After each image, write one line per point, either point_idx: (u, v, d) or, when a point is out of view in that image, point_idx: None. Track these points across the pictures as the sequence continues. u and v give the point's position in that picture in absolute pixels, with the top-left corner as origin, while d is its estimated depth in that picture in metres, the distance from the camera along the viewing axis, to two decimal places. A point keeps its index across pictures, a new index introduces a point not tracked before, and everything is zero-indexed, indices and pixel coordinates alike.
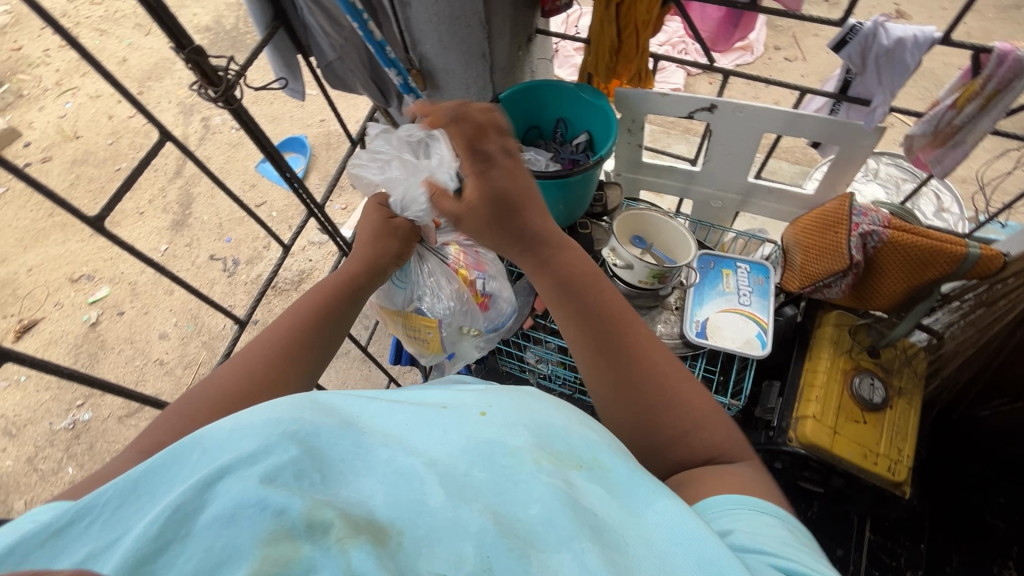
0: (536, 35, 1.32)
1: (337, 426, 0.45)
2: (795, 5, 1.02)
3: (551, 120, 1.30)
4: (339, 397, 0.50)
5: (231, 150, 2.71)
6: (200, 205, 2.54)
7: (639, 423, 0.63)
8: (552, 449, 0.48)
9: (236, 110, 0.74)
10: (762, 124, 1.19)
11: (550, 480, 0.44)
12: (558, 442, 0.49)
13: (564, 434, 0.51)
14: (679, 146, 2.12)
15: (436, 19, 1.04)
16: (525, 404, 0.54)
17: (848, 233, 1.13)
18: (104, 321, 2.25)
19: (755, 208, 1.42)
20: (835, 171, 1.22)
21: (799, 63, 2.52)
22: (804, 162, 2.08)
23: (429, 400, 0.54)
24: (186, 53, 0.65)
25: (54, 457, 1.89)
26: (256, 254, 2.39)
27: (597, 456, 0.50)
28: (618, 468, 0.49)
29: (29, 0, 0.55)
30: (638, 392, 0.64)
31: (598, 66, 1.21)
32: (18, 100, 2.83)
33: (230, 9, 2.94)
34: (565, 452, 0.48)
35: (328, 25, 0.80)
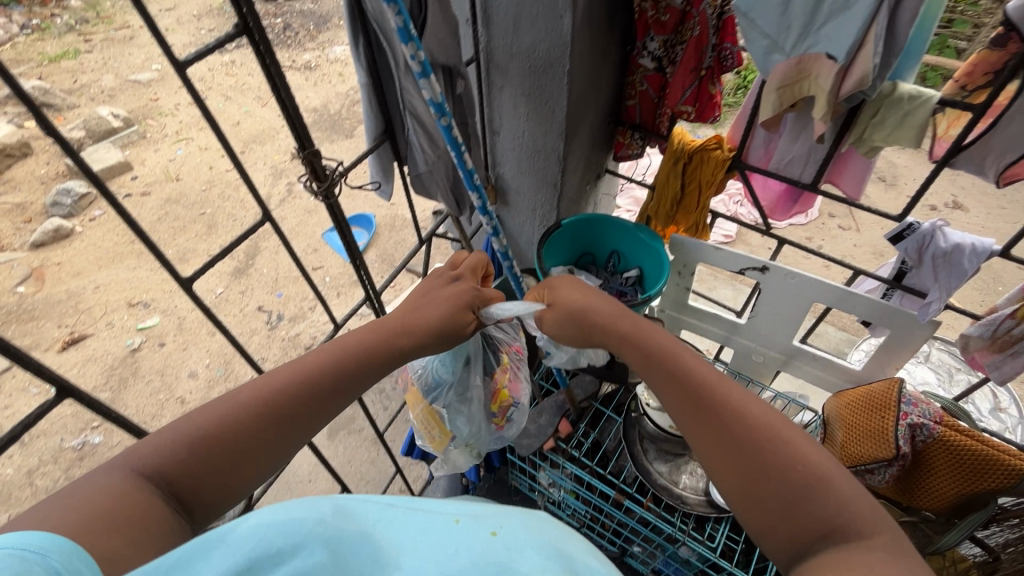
0: (605, 173, 1.42)
1: (355, 535, 0.43)
2: (855, 193, 1.07)
3: (605, 250, 1.37)
4: (358, 500, 0.48)
5: (305, 215, 2.94)
6: (263, 258, 2.71)
7: (768, 491, 0.61)
8: None
9: (331, 203, 0.83)
10: (812, 293, 1.21)
11: None
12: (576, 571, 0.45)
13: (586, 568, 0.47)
14: (725, 290, 2.16)
15: (518, 149, 1.18)
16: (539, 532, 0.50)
17: (896, 421, 1.08)
18: (144, 349, 2.35)
19: (798, 371, 1.39)
20: (885, 353, 1.20)
21: (852, 233, 2.59)
22: (851, 330, 2.06)
23: (439, 507, 0.50)
24: (305, 153, 0.75)
25: (52, 475, 1.89)
26: (300, 314, 2.50)
27: None
28: None
29: (196, 101, 0.66)
30: (765, 464, 0.62)
31: (659, 210, 1.28)
32: (140, 140, 3.23)
33: (339, 98, 3.35)
34: None
35: (426, 144, 0.90)
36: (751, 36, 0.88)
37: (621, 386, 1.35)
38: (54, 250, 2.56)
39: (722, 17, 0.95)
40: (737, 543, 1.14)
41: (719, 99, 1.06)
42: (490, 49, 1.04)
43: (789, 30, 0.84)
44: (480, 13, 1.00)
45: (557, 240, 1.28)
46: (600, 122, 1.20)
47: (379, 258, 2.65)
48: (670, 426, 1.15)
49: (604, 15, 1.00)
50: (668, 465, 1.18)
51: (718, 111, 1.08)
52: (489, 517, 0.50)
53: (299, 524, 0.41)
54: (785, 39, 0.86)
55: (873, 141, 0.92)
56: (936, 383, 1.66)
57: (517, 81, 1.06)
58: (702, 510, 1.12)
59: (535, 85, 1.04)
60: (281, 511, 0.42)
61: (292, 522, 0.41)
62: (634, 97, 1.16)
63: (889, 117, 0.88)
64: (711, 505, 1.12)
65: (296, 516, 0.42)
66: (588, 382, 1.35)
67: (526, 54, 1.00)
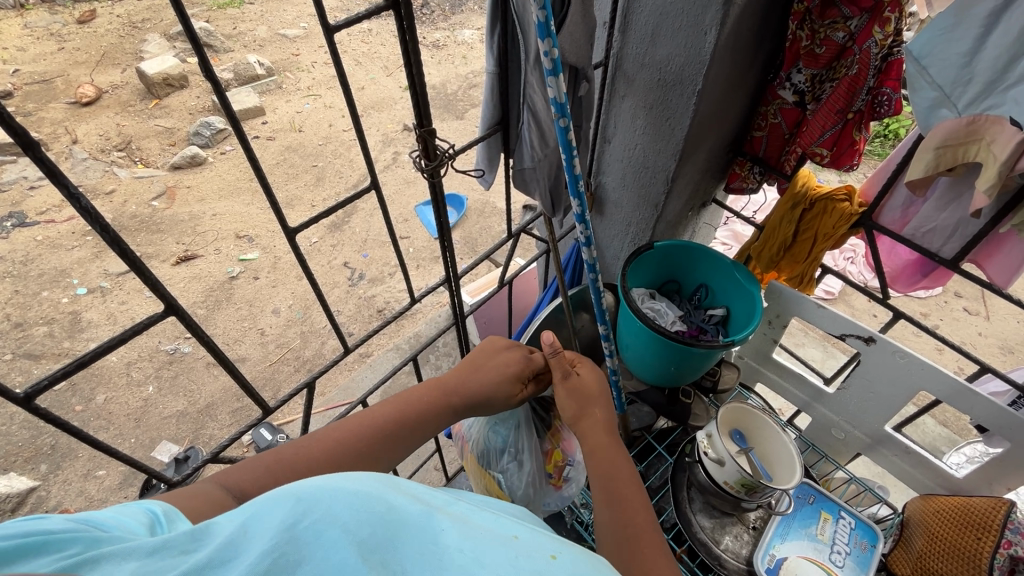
0: (711, 202, 1.33)
1: (356, 497, 0.35)
2: (1002, 280, 0.93)
3: (692, 282, 1.28)
4: (358, 483, 0.36)
5: (403, 184, 3.09)
6: (358, 218, 2.87)
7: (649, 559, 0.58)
8: None
9: (434, 182, 0.84)
10: (922, 380, 1.07)
11: None
12: None
13: None
14: (814, 351, 1.92)
15: (626, 161, 1.14)
16: (598, 561, 0.40)
17: (993, 547, 0.93)
18: (241, 279, 2.58)
19: (880, 459, 1.25)
20: (998, 467, 1.04)
21: (979, 320, 2.32)
22: (954, 428, 1.83)
23: (434, 498, 0.40)
24: (421, 131, 0.76)
25: (145, 370, 2.25)
26: (379, 277, 2.63)
27: None
28: None
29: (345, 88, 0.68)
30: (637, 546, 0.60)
31: (762, 253, 1.19)
32: (276, 90, 3.70)
33: (456, 80, 3.76)
34: None
35: (537, 141, 0.89)
36: (917, 85, 0.80)
37: (679, 426, 1.29)
38: (186, 174, 3.06)
39: (887, 59, 0.86)
40: None
41: (862, 147, 0.97)
42: (621, 55, 1.00)
43: (967, 85, 0.76)
44: (618, 18, 0.97)
45: (647, 260, 1.22)
46: (718, 149, 1.13)
47: (462, 239, 2.65)
48: (725, 483, 1.05)
49: (752, 37, 0.94)
50: (712, 520, 1.12)
51: (858, 159, 0.98)
52: (549, 539, 0.40)
53: (373, 503, 0.35)
54: (961, 95, 0.77)
55: None
56: None
57: (641, 92, 1.02)
58: None
59: (660, 99, 0.99)
60: (377, 482, 0.37)
61: (341, 499, 0.34)
62: (763, 129, 1.08)
63: None
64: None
65: (341, 489, 0.35)
66: (645, 413, 1.30)
67: (658, 66, 0.96)
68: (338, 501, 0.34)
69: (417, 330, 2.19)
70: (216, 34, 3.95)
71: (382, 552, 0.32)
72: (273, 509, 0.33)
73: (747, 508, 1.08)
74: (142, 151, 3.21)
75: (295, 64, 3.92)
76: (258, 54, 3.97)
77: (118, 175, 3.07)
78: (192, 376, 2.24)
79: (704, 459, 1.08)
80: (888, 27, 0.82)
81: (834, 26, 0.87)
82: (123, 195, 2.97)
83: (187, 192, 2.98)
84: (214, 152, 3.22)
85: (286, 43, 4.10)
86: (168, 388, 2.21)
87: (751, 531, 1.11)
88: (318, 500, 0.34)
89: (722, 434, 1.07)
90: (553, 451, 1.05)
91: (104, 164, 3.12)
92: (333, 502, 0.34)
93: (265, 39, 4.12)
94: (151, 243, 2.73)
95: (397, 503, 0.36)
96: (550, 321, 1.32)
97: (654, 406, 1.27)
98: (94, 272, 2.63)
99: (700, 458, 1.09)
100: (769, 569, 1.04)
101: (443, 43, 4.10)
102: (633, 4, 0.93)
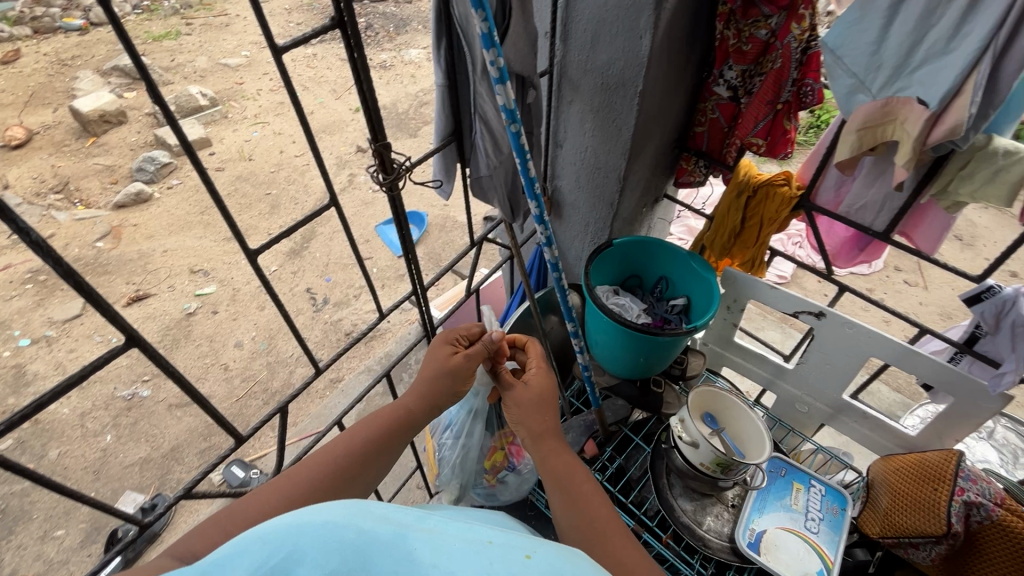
0: (663, 198, 1.39)
1: (323, 529, 0.35)
2: (929, 246, 1.01)
3: (653, 275, 1.33)
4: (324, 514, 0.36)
5: (361, 206, 3.07)
6: (318, 242, 2.82)
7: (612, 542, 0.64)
8: None
9: (393, 196, 0.85)
10: (871, 347, 1.14)
11: None
12: None
13: None
14: (773, 333, 2.00)
15: (579, 164, 1.18)
16: (577, 555, 0.41)
17: (949, 495, 1.00)
18: (199, 314, 2.50)
19: (843, 427, 1.31)
20: (945, 421, 1.12)
21: (919, 290, 2.48)
22: (906, 393, 1.94)
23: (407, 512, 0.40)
24: (376, 145, 0.77)
25: (101, 420, 2.14)
26: (345, 300, 2.59)
27: None
28: None
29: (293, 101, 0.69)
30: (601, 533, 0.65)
31: (713, 241, 1.25)
32: (221, 119, 3.62)
33: (406, 99, 3.77)
34: None
35: (491, 148, 0.92)
36: (835, 73, 0.87)
37: (653, 415, 1.32)
38: (132, 212, 2.95)
39: (807, 52, 0.94)
40: None
41: (793, 135, 1.04)
42: (564, 62, 1.04)
43: (878, 71, 0.83)
44: (559, 27, 1.01)
45: (607, 258, 1.26)
46: (664, 146, 1.18)
47: (426, 256, 2.65)
48: (701, 464, 1.09)
49: (683, 40, 0.99)
50: (692, 503, 1.15)
51: (791, 147, 1.05)
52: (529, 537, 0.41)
53: (342, 532, 0.35)
54: (873, 79, 0.84)
55: (958, 195, 0.88)
56: (998, 464, 1.39)
57: (586, 96, 1.06)
58: (724, 557, 1.09)
59: (604, 102, 1.04)
60: (343, 507, 0.37)
61: (309, 532, 0.35)
62: (703, 125, 1.14)
63: (979, 171, 0.84)
64: (734, 553, 1.09)
65: (305, 520, 0.35)
66: (619, 406, 1.31)
67: (600, 71, 1.00)
68: (306, 536, 0.34)
69: (388, 350, 2.17)
70: (154, 67, 3.85)
71: None
72: (241, 551, 0.33)
73: (725, 487, 1.12)
74: (82, 192, 3.07)
75: (240, 92, 3.85)
76: (200, 85, 3.89)
77: (57, 219, 2.92)
78: (153, 420, 2.14)
79: (679, 443, 1.12)
80: (804, 23, 0.90)
81: (757, 25, 0.93)
82: (64, 238, 2.83)
83: (134, 231, 2.87)
84: (160, 186, 3.11)
85: (229, 71, 4.03)
86: (128, 435, 2.10)
87: (731, 509, 1.14)
88: (284, 541, 0.34)
89: (694, 417, 1.11)
90: (496, 449, 1.13)
91: (40, 208, 2.96)
92: (302, 536, 0.34)
93: (206, 69, 4.04)
94: (99, 285, 2.61)
95: (367, 526, 0.37)
96: (518, 326, 1.33)
97: (628, 398, 1.30)
98: (38, 321, 2.49)
99: (675, 442, 1.13)
100: (751, 542, 1.08)
101: (391, 63, 4.11)
102: (571, 14, 0.98)
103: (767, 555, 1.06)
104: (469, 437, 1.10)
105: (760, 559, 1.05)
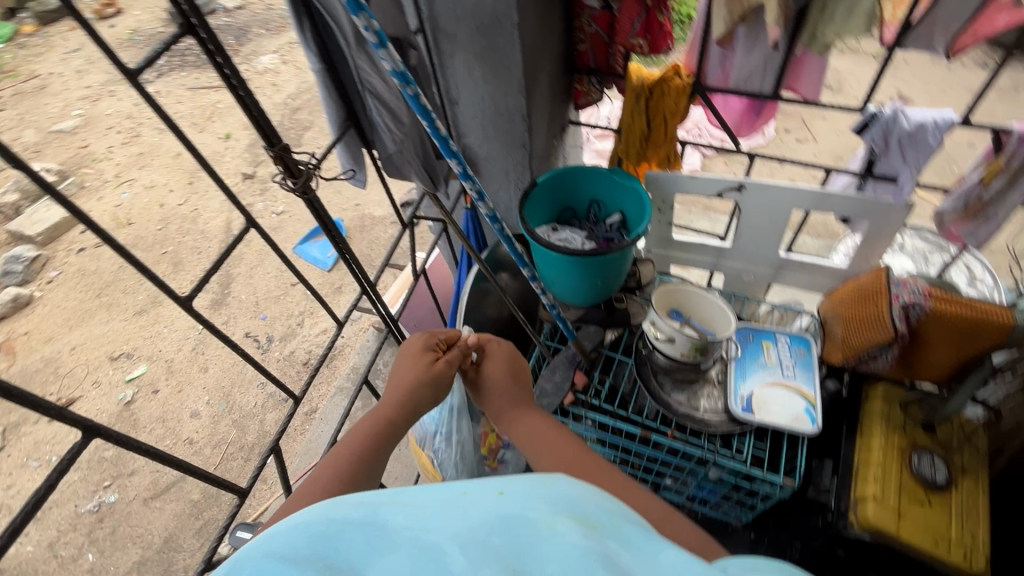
0: (569, 125, 1.41)
1: (317, 528, 0.44)
2: (813, 94, 1.10)
3: (584, 201, 1.35)
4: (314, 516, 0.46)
5: (270, 233, 2.88)
6: (239, 284, 2.64)
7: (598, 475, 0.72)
8: (563, 512, 0.47)
9: (310, 198, 0.80)
10: (790, 201, 1.24)
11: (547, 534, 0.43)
12: (570, 509, 0.48)
13: (578, 502, 0.49)
14: (703, 222, 2.11)
15: (480, 115, 1.16)
16: (540, 479, 0.51)
17: (888, 304, 1.13)
18: (139, 399, 2.29)
19: (787, 281, 1.43)
20: (867, 244, 1.25)
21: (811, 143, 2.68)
22: (827, 236, 2.13)
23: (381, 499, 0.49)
24: (275, 150, 0.72)
25: (75, 542, 1.96)
26: (289, 331, 2.47)
27: (605, 521, 0.48)
28: (626, 533, 0.48)
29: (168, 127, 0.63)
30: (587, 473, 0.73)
31: (628, 151, 1.30)
32: (79, 191, 3.24)
33: (276, 109, 3.52)
34: (572, 510, 0.47)
35: (391, 121, 0.89)
36: None
37: (626, 329, 1.38)
38: (16, 321, 2.62)
39: None
40: (764, 451, 1.21)
41: (669, 28, 1.08)
42: (433, 16, 1.00)
43: None
44: None
45: (536, 199, 1.27)
46: (555, 73, 1.19)
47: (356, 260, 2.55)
48: (681, 355, 1.17)
49: None
50: (684, 393, 1.23)
51: (671, 39, 1.09)
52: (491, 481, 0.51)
53: (325, 527, 0.44)
54: None
55: (826, 37, 0.95)
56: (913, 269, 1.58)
57: (467, 44, 1.03)
58: (725, 428, 1.18)
59: (486, 45, 1.02)
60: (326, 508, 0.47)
61: (303, 532, 0.44)
62: (585, 41, 1.17)
63: (838, 9, 0.91)
64: (733, 421, 1.18)
65: (298, 526, 0.45)
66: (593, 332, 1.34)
67: (472, 14, 0.98)
68: (304, 536, 0.43)
69: (353, 363, 2.11)
70: None
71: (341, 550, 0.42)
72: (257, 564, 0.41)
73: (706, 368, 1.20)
74: None
75: (89, 155, 3.44)
76: (39, 161, 3.44)
77: None
78: (133, 520, 1.99)
79: (656, 343, 1.18)
80: None
81: None
82: None
83: (27, 339, 2.56)
84: (37, 283, 2.77)
85: (66, 137, 3.57)
86: (111, 546, 1.94)
87: (718, 385, 1.23)
88: (289, 544, 0.43)
89: (662, 316, 1.17)
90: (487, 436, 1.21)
91: None
92: (301, 537, 0.43)
93: (39, 142, 3.56)
94: None
95: (343, 515, 0.46)
96: (475, 293, 1.33)
97: (599, 322, 1.33)
98: None
99: (653, 344, 1.19)
100: (744, 406, 1.17)
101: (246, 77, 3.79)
102: None
103: (761, 412, 1.16)
104: (459, 434, 1.17)
105: (756, 418, 1.15)
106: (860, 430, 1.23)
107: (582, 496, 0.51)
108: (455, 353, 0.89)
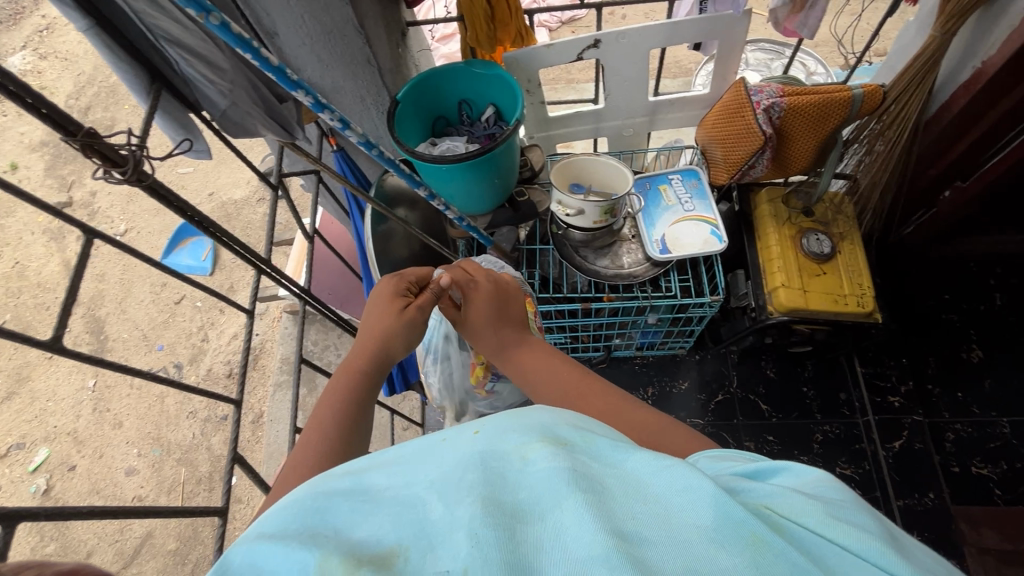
0: (408, 28, 1.29)
1: (304, 503, 0.44)
2: None
3: (453, 104, 1.29)
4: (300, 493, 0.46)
5: (124, 257, 2.48)
6: (114, 324, 2.30)
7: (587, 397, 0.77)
8: (543, 437, 0.47)
9: (152, 185, 0.68)
10: (645, 43, 1.25)
11: (531, 456, 0.44)
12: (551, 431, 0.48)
13: (556, 426, 0.49)
14: (570, 95, 2.10)
15: (308, 40, 1.00)
16: (519, 414, 0.52)
17: (753, 113, 1.21)
18: (57, 483, 1.94)
19: (663, 124, 1.49)
20: (721, 63, 1.31)
21: None
22: (683, 74, 2.22)
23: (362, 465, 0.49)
24: (79, 139, 0.59)
25: None
26: (198, 351, 2.24)
27: (585, 436, 0.48)
28: (604, 442, 0.48)
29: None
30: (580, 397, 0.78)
31: (478, 38, 1.22)
32: None
33: None
34: (553, 433, 0.48)
35: (208, 72, 0.77)
36: None
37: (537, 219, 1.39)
38: None
39: None
40: (689, 281, 1.33)
41: None
42: None
43: None
44: None
45: (403, 117, 1.19)
46: None
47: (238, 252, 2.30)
48: (594, 223, 1.20)
49: None
50: (606, 257, 1.29)
51: None
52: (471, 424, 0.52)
53: (314, 499, 0.45)
54: None
55: None
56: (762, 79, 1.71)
57: None
58: (652, 274, 1.26)
59: None
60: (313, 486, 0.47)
61: (290, 508, 0.44)
62: None
63: None
64: (656, 265, 1.27)
65: (290, 502, 0.45)
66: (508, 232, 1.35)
67: None
68: (293, 509, 0.44)
69: (282, 355, 1.98)
70: None
71: (329, 512, 0.43)
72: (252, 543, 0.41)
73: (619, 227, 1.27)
74: None
75: None
76: None
77: None
78: None
79: (568, 219, 1.21)
80: None
81: None
82: None
83: None
84: None
85: None
86: None
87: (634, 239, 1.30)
88: (278, 519, 0.43)
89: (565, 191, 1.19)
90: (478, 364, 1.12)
91: None
92: (289, 511, 0.43)
93: None
94: None
95: (328, 487, 0.46)
96: (380, 235, 1.26)
97: (510, 221, 1.33)
98: None
99: (565, 221, 1.22)
100: (661, 249, 1.25)
101: None
102: None
103: (676, 248, 1.24)
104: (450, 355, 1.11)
105: (674, 255, 1.23)
106: (757, 234, 1.38)
107: (557, 419, 0.51)
108: (427, 294, 0.87)
